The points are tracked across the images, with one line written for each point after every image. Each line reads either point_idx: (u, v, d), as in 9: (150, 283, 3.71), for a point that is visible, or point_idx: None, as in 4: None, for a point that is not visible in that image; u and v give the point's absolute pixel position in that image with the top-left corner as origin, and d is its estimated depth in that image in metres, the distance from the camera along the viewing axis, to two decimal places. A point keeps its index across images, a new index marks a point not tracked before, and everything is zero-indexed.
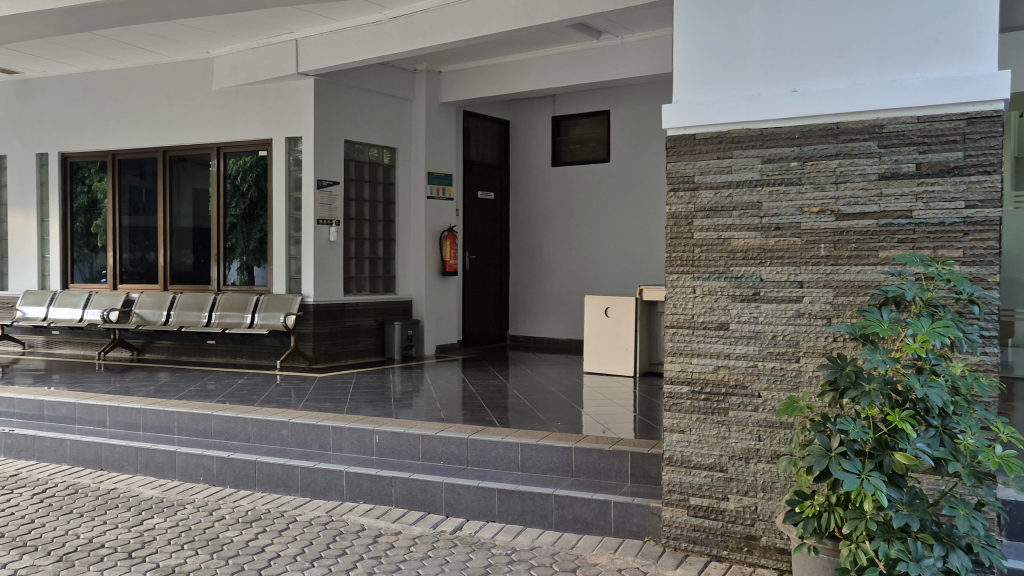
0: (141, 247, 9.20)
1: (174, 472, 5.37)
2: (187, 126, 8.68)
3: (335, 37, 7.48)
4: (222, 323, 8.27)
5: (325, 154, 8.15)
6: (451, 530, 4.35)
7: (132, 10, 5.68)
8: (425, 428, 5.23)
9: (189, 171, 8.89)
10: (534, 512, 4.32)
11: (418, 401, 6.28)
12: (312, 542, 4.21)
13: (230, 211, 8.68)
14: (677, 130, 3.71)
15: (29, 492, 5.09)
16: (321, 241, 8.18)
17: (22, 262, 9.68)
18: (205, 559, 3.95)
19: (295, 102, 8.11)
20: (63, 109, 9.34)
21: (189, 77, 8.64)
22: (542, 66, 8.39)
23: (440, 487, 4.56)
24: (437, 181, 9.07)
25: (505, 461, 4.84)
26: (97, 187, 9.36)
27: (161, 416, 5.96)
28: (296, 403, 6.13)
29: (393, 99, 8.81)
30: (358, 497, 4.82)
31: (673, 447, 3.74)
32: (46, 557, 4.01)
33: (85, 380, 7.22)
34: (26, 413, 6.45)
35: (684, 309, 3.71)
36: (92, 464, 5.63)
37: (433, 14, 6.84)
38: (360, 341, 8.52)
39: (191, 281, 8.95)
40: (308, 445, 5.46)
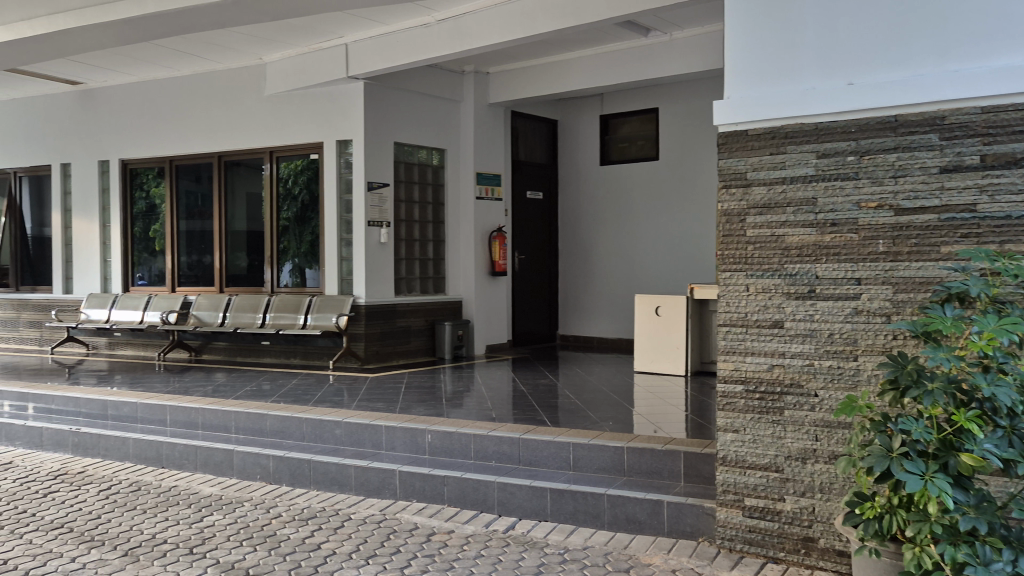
0: (198, 251, 9.42)
1: (232, 471, 5.48)
2: (240, 130, 8.86)
3: (384, 40, 7.56)
4: (276, 324, 8.41)
5: (375, 156, 8.24)
6: (503, 529, 4.35)
7: (190, 19, 5.82)
8: (477, 427, 5.26)
9: (243, 175, 9.07)
10: (586, 512, 4.31)
11: (469, 400, 6.31)
12: (367, 540, 4.25)
13: (283, 214, 8.83)
14: (729, 127, 3.67)
15: (95, 489, 5.25)
16: (373, 242, 8.27)
17: (85, 266, 9.98)
18: (263, 556, 4.03)
19: (346, 106, 8.21)
20: (123, 117, 9.61)
21: (242, 83, 8.81)
22: (589, 65, 8.36)
23: (493, 486, 4.58)
24: (486, 181, 9.11)
25: (556, 461, 4.84)
26: (155, 193, 9.61)
27: (219, 415, 6.09)
28: (349, 403, 6.21)
29: (441, 101, 8.87)
30: (411, 496, 4.86)
31: (727, 446, 3.70)
32: (112, 551, 4.13)
33: (147, 380, 7.42)
34: (91, 412, 6.65)
35: (737, 307, 3.66)
36: (154, 462, 5.78)
37: (481, 15, 6.86)
38: (411, 341, 8.59)
39: (245, 283, 9.13)
40: (361, 444, 5.53)
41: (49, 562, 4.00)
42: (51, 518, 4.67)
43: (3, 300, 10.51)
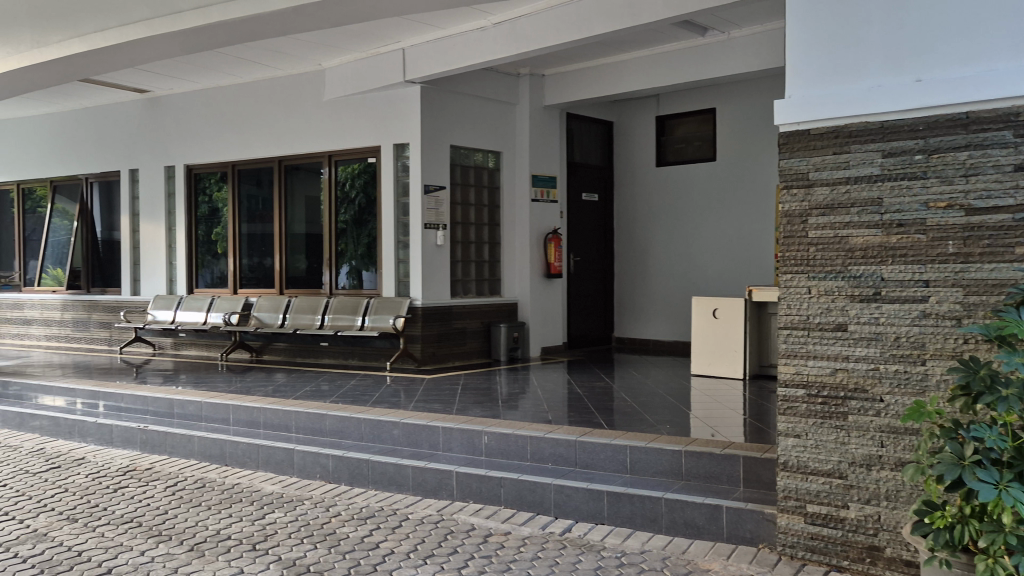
0: (259, 253, 9.62)
1: (293, 469, 5.58)
2: (300, 135, 9.02)
3: (441, 45, 7.62)
4: (334, 325, 8.55)
5: (432, 159, 8.32)
6: (560, 532, 4.35)
7: (253, 28, 5.95)
8: (534, 429, 5.27)
9: (302, 179, 9.24)
10: (643, 516, 4.28)
11: (524, 402, 6.32)
12: (424, 540, 4.29)
13: (341, 217, 8.97)
14: (791, 126, 3.61)
15: (162, 485, 5.40)
16: (429, 245, 8.35)
17: (151, 269, 10.28)
18: (323, 554, 4.09)
19: (402, 110, 8.30)
20: (188, 123, 9.88)
21: (302, 88, 8.98)
22: (646, 65, 8.31)
23: (549, 488, 4.58)
24: (541, 183, 9.12)
25: (613, 464, 4.81)
26: (218, 197, 9.86)
27: (280, 415, 6.22)
28: (407, 404, 6.28)
29: (497, 104, 8.91)
30: (468, 497, 4.89)
31: (787, 451, 3.64)
32: (179, 546, 4.24)
33: (210, 380, 7.62)
34: (158, 410, 6.84)
35: (799, 310, 3.60)
36: (218, 460, 5.92)
37: (537, 18, 6.87)
38: (467, 343, 8.64)
39: (304, 285, 9.30)
40: (418, 445, 5.58)
41: (120, 554, 4.13)
42: (121, 513, 4.82)
43: (75, 301, 10.89)
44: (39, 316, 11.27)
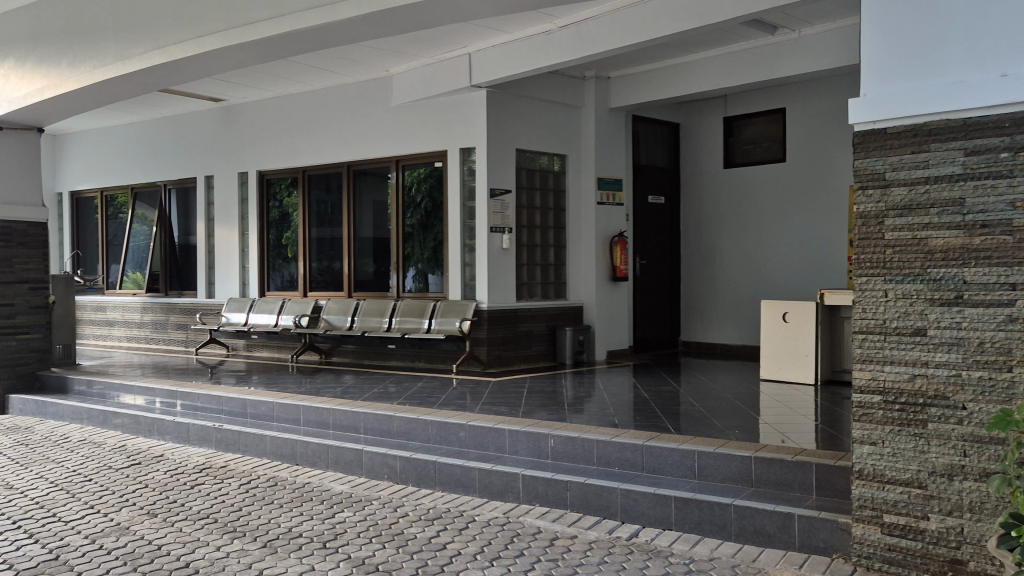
0: (328, 257, 9.81)
1: (361, 470, 5.67)
2: (368, 141, 9.17)
3: (507, 49, 7.66)
4: (401, 328, 8.64)
5: (498, 163, 8.36)
6: (627, 537, 4.31)
7: (323, 36, 6.07)
8: (600, 433, 5.24)
9: (370, 183, 9.40)
10: (712, 522, 4.22)
11: (590, 406, 6.29)
12: (491, 542, 4.31)
13: (407, 221, 9.08)
14: (866, 126, 3.53)
15: (236, 483, 5.55)
16: (495, 248, 8.39)
17: (225, 272, 10.58)
18: (392, 554, 4.14)
19: (469, 114, 8.36)
20: (261, 131, 10.14)
21: (371, 94, 9.12)
22: (714, 66, 8.19)
23: (616, 492, 4.55)
24: (607, 186, 9.08)
25: (681, 469, 4.76)
26: (288, 202, 10.09)
27: (349, 415, 6.32)
28: (473, 406, 6.32)
29: (562, 107, 8.92)
30: (534, 499, 4.89)
31: (863, 459, 3.54)
32: (253, 542, 4.35)
33: (282, 381, 7.79)
34: (232, 410, 7.03)
35: (874, 314, 3.51)
36: (289, 459, 6.05)
37: (603, 20, 6.85)
38: (532, 346, 8.65)
39: (372, 288, 9.44)
40: (485, 447, 5.61)
41: (197, 549, 4.26)
42: (198, 509, 4.97)
43: (153, 304, 11.27)
44: (120, 318, 11.70)
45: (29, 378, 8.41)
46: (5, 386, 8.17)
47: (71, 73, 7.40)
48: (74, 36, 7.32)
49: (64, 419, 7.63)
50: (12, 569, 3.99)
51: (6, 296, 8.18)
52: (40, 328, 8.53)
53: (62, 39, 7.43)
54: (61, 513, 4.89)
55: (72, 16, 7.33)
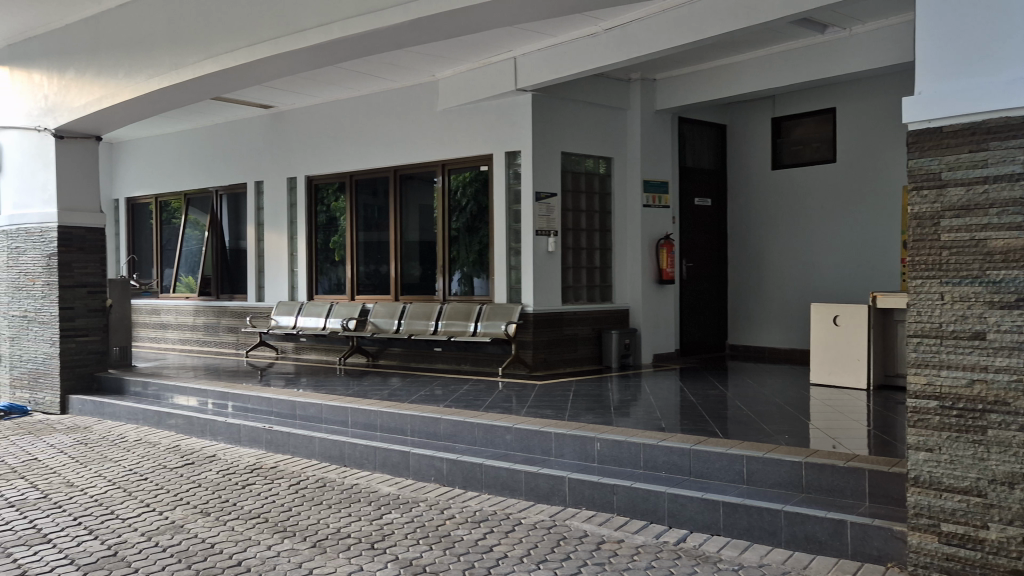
0: (375, 261, 9.92)
1: (408, 471, 5.71)
2: (414, 146, 9.24)
3: (553, 52, 7.67)
4: (447, 331, 8.69)
5: (543, 167, 8.37)
6: (674, 542, 4.27)
7: (370, 42, 6.14)
8: (647, 437, 5.20)
9: (416, 188, 9.48)
10: (762, 529, 4.16)
11: (636, 410, 6.25)
12: (538, 545, 4.31)
13: (453, 224, 9.14)
14: (921, 125, 3.46)
15: (287, 483, 5.64)
16: (541, 251, 8.39)
17: (275, 275, 10.75)
18: (439, 555, 4.17)
19: (514, 118, 8.38)
20: (309, 137, 10.29)
21: (417, 99, 9.20)
22: (761, 66, 8.10)
23: (663, 496, 4.52)
24: (653, 189, 9.03)
25: (729, 474, 4.71)
26: (336, 207, 10.23)
27: (396, 418, 6.38)
28: (519, 409, 6.33)
29: (607, 109, 8.89)
30: (580, 503, 4.88)
31: (918, 466, 3.46)
32: (303, 542, 4.42)
33: (330, 383, 7.89)
34: (281, 411, 7.15)
35: (930, 318, 3.43)
36: (337, 460, 6.12)
37: (649, 22, 6.80)
38: (578, 349, 8.63)
39: (418, 291, 9.51)
40: (531, 450, 5.61)
41: (249, 548, 4.34)
42: (250, 508, 5.06)
43: (205, 307, 11.49)
44: (173, 322, 11.94)
45: (87, 379, 8.63)
46: (65, 387, 8.41)
47: (127, 83, 7.60)
48: (131, 46, 7.53)
49: (121, 420, 7.83)
50: (72, 563, 4.12)
51: (66, 299, 8.40)
52: (98, 331, 8.75)
53: (120, 50, 7.65)
54: (119, 511, 5.03)
55: (129, 27, 7.54)
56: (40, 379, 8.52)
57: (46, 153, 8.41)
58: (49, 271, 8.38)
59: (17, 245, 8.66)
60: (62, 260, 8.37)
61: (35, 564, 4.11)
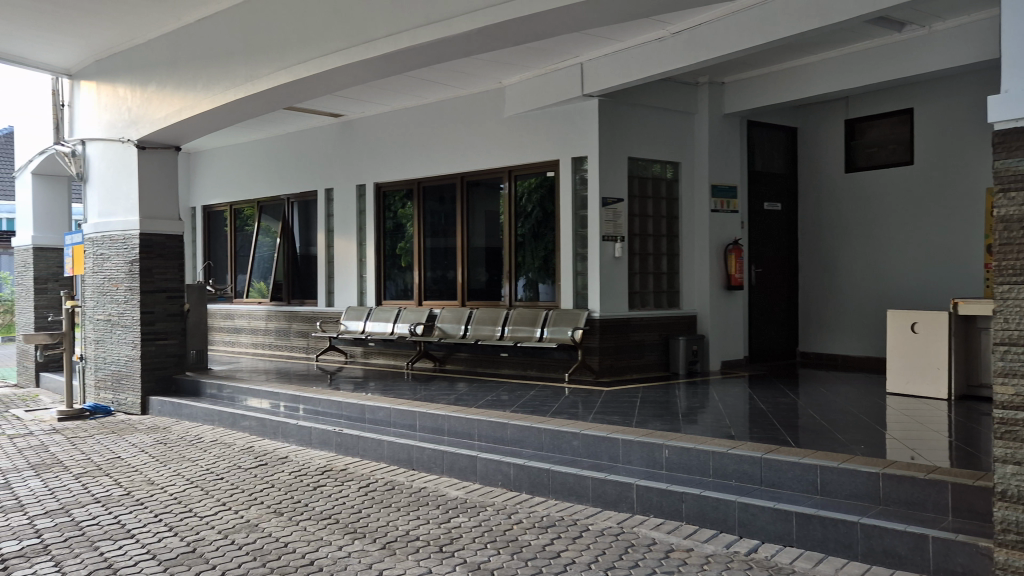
0: (442, 267, 10.01)
1: (476, 476, 5.74)
2: (481, 152, 9.31)
3: (619, 58, 7.65)
4: (514, 336, 8.71)
5: (610, 172, 8.34)
6: (745, 552, 4.20)
7: (438, 51, 6.22)
8: (717, 445, 5.12)
9: (482, 194, 9.55)
10: (837, 541, 4.05)
11: (705, 417, 6.16)
12: (605, 552, 4.28)
13: (519, 230, 9.18)
14: (1007, 124, 3.34)
15: (357, 486, 5.74)
16: (607, 256, 8.36)
17: (344, 281, 10.94)
18: (506, 559, 4.18)
19: (581, 123, 8.36)
20: (378, 145, 10.47)
21: (484, 106, 9.27)
22: (834, 67, 7.92)
23: (734, 505, 4.45)
24: (721, 194, 8.93)
25: (802, 484, 4.60)
26: (403, 214, 10.38)
27: (464, 422, 6.42)
28: (586, 416, 6.30)
29: (675, 114, 8.83)
30: (648, 510, 4.83)
31: (1006, 480, 3.31)
32: (373, 543, 4.49)
33: (398, 388, 7.99)
34: (351, 414, 7.27)
35: (1018, 325, 3.31)
36: (405, 463, 6.20)
37: (717, 25, 6.72)
38: (645, 356, 8.56)
39: (484, 297, 9.57)
40: (598, 457, 5.59)
41: (320, 548, 4.42)
42: (321, 509, 5.16)
43: (277, 312, 11.75)
44: (247, 326, 12.24)
45: (167, 381, 8.92)
46: (146, 388, 8.71)
47: (205, 95, 7.86)
48: (209, 60, 7.78)
49: (198, 420, 8.08)
50: (154, 558, 4.26)
51: (147, 304, 8.70)
52: (177, 334, 9.03)
53: (198, 63, 7.91)
54: (197, 509, 5.18)
55: (207, 40, 7.81)
56: (123, 381, 8.85)
57: (129, 164, 8.76)
58: (131, 276, 8.70)
59: (103, 252, 9.04)
60: (143, 266, 8.68)
61: (120, 558, 4.26)
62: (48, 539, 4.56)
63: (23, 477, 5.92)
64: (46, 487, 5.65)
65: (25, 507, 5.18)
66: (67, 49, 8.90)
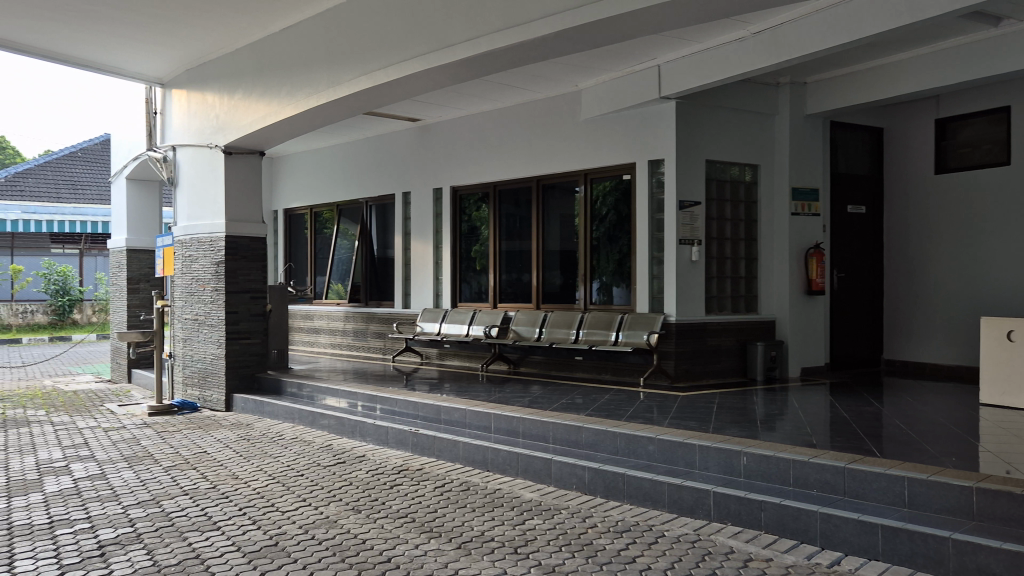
0: (517, 270, 10.06)
1: (550, 479, 5.74)
2: (557, 155, 9.32)
3: (698, 59, 7.56)
4: (589, 340, 8.68)
5: (688, 174, 8.25)
6: (827, 564, 4.08)
7: (515, 55, 6.26)
8: (798, 453, 5.00)
9: (558, 197, 9.56)
10: (926, 556, 3.90)
11: (784, 424, 6.02)
12: (682, 558, 4.23)
13: (594, 233, 9.15)
14: None
15: (432, 485, 5.80)
16: (684, 260, 8.26)
17: (420, 283, 11.10)
18: (581, 563, 4.16)
19: (658, 126, 8.29)
20: (454, 149, 10.60)
21: (561, 110, 9.28)
22: (923, 66, 7.66)
23: (815, 516, 4.33)
24: (803, 197, 8.73)
25: (889, 496, 4.45)
26: (478, 217, 10.48)
27: (539, 425, 6.43)
28: (662, 421, 6.23)
29: (755, 115, 8.68)
30: (726, 518, 4.75)
31: None
32: (449, 543, 4.53)
33: (473, 389, 8.05)
34: (427, 415, 7.36)
35: None
36: (480, 465, 6.24)
37: (800, 24, 6.58)
38: (722, 361, 8.42)
39: (559, 300, 9.58)
40: (674, 462, 5.52)
41: (397, 546, 4.49)
42: (398, 507, 5.24)
43: (354, 313, 11.99)
44: (325, 327, 12.50)
45: (250, 379, 9.18)
46: (230, 385, 8.98)
47: (290, 101, 8.08)
48: (294, 67, 8.00)
49: (279, 418, 8.30)
50: (239, 550, 4.40)
51: (231, 304, 8.99)
52: (259, 334, 9.29)
53: (283, 70, 8.16)
54: (279, 504, 5.33)
55: (291, 49, 8.04)
56: (209, 379, 9.16)
57: (216, 168, 9.08)
58: (217, 277, 9.01)
59: (191, 254, 9.38)
60: (228, 268, 8.97)
61: (207, 548, 4.42)
62: (141, 528, 4.76)
63: (117, 468, 6.19)
64: (138, 479, 5.89)
65: (119, 496, 5.42)
66: (161, 59, 9.29)
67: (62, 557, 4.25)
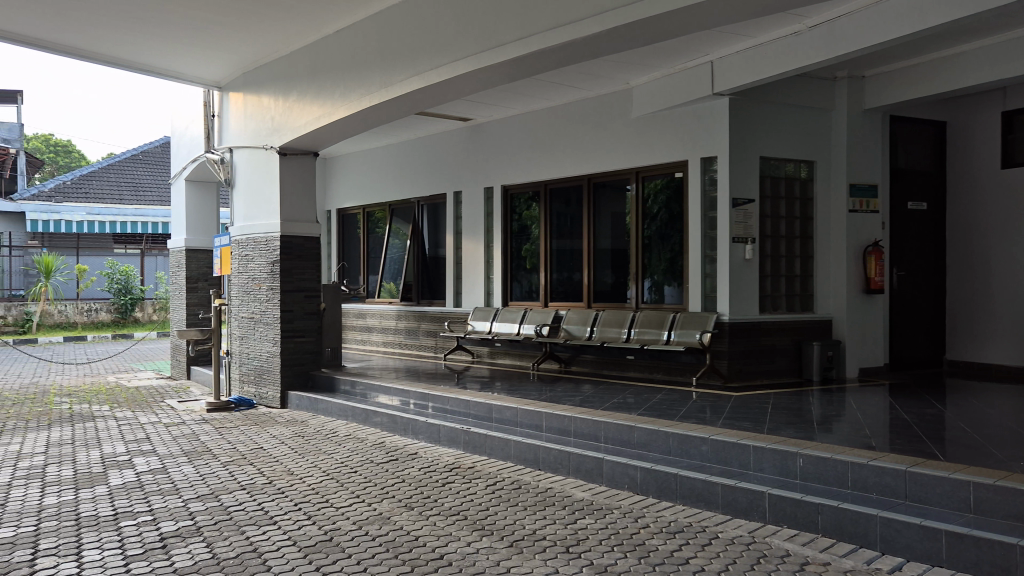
0: (568, 269, 10.04)
1: (602, 478, 5.71)
2: (608, 153, 9.27)
3: (752, 54, 7.45)
4: (641, 339, 8.61)
5: (741, 171, 8.13)
6: (888, 570, 3.98)
7: (566, 53, 6.24)
8: (857, 455, 4.88)
9: (609, 195, 9.50)
10: (992, 563, 3.78)
11: (842, 426, 5.89)
12: (736, 561, 4.17)
13: (646, 231, 9.08)
14: None
15: (484, 483, 5.82)
16: (737, 258, 8.15)
17: (471, 282, 11.15)
18: (633, 564, 4.13)
19: (710, 123, 8.20)
20: (504, 148, 10.62)
21: (612, 107, 9.23)
22: (987, 56, 7.43)
23: (875, 520, 4.23)
24: (861, 194, 8.55)
25: (952, 501, 4.32)
26: (529, 215, 10.49)
27: (590, 424, 6.41)
28: (716, 421, 6.15)
29: (811, 110, 8.52)
30: (781, 520, 4.67)
31: None
32: (501, 541, 4.54)
33: (524, 388, 8.06)
34: (478, 414, 7.39)
35: None
36: (532, 463, 6.23)
37: (857, 16, 6.44)
38: (777, 361, 8.28)
39: (610, 299, 9.53)
40: (728, 463, 5.45)
41: (450, 543, 4.51)
42: (450, 505, 5.27)
43: (406, 312, 12.11)
44: (378, 325, 12.66)
45: (304, 377, 9.33)
46: (285, 383, 9.14)
47: (343, 101, 8.19)
48: (347, 68, 8.11)
49: (332, 415, 8.41)
50: (295, 545, 4.47)
51: (286, 303, 9.15)
52: (313, 333, 9.43)
53: (336, 72, 8.27)
54: (333, 500, 5.41)
55: (345, 50, 8.15)
56: (265, 376, 9.34)
57: (271, 169, 9.25)
58: (273, 276, 9.17)
59: (247, 253, 9.57)
60: (283, 268, 9.13)
61: (264, 542, 4.50)
62: (200, 521, 4.87)
63: (177, 463, 6.35)
64: (198, 474, 6.03)
65: (179, 490, 5.56)
66: (219, 63, 9.51)
67: (127, 548, 4.37)
